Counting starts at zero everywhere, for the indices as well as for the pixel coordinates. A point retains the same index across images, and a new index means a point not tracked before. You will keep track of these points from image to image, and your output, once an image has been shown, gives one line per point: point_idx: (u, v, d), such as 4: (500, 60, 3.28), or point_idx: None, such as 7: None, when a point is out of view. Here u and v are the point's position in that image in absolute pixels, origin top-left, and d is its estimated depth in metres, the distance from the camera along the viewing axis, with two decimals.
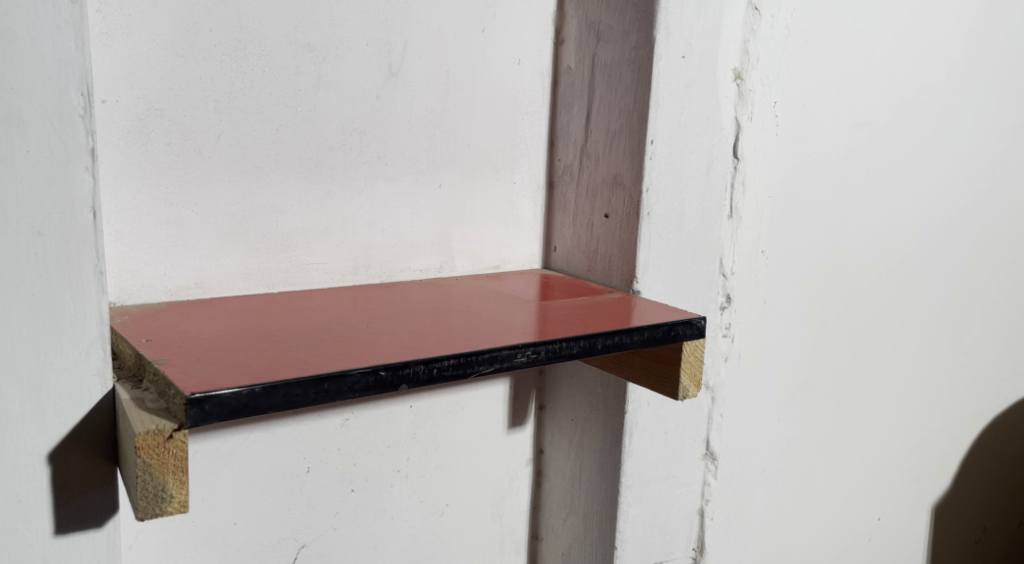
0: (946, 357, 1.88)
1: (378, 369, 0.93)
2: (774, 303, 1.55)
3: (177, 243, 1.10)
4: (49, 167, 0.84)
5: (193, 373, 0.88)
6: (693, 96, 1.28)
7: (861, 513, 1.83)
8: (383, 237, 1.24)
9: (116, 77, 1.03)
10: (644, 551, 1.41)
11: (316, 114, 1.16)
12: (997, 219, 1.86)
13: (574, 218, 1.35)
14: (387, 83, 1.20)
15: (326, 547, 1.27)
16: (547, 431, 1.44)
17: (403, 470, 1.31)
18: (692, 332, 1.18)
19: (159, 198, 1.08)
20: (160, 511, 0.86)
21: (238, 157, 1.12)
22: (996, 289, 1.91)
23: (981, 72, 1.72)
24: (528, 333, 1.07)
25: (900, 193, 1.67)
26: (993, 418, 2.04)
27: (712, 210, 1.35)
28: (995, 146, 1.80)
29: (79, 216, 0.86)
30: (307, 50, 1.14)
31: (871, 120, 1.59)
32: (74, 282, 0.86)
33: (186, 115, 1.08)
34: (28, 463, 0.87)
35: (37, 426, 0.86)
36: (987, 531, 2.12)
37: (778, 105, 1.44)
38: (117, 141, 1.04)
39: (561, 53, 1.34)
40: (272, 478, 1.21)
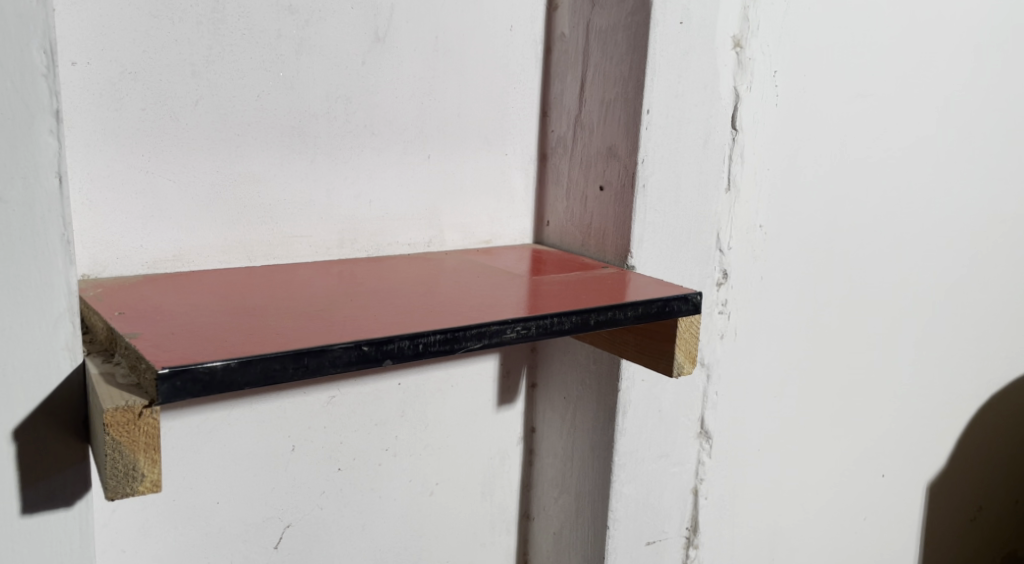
0: (945, 334, 1.85)
1: (361, 344, 0.89)
2: (771, 278, 1.52)
3: (154, 212, 1.06)
4: (11, 129, 0.80)
5: (166, 347, 0.84)
6: (691, 64, 1.24)
7: (856, 492, 1.81)
8: (370, 209, 1.20)
9: (88, 38, 0.99)
10: (637, 531, 1.38)
11: (299, 80, 1.11)
12: (1000, 194, 1.82)
13: (568, 190, 1.31)
14: (373, 49, 1.16)
15: (312, 527, 1.24)
16: (540, 409, 1.41)
17: (390, 449, 1.28)
18: (688, 308, 1.15)
19: (135, 166, 1.04)
20: (131, 490, 0.82)
21: (216, 124, 1.07)
22: (997, 265, 1.88)
23: (985, 43, 1.68)
24: (519, 308, 1.03)
25: (901, 167, 1.64)
26: (991, 397, 2.01)
27: (710, 182, 1.31)
28: (998, 117, 1.76)
29: (44, 182, 0.82)
30: (289, 12, 1.09)
31: (872, 92, 1.55)
32: (40, 251, 0.82)
33: (161, 79, 1.03)
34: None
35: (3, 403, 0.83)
36: (983, 509, 2.09)
37: (778, 75, 1.40)
38: (88, 107, 1.00)
39: (554, 19, 1.29)
40: (256, 456, 1.17)
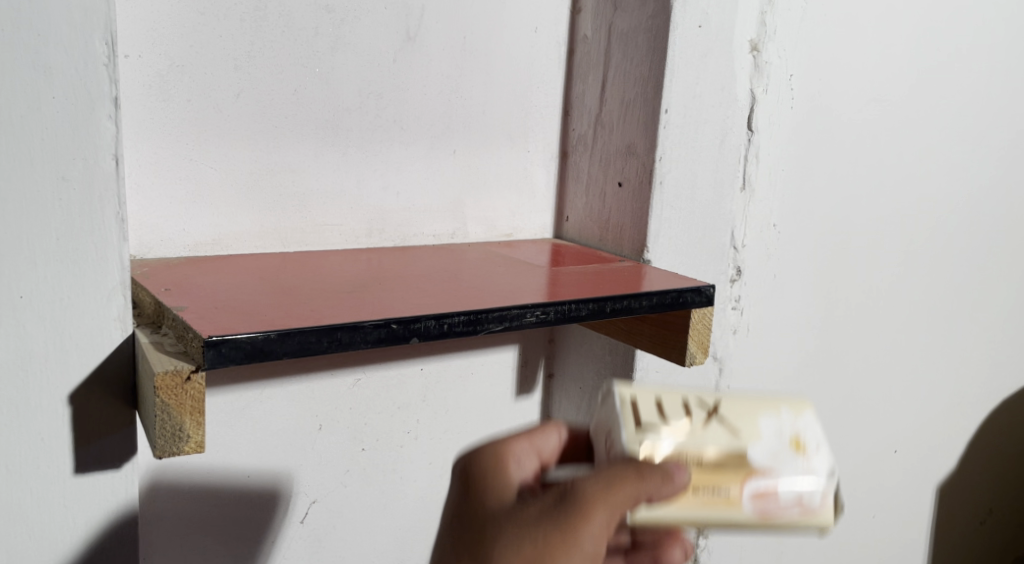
0: (955, 338, 1.89)
1: (390, 322, 0.95)
2: (783, 277, 1.56)
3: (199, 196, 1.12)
4: (73, 114, 0.87)
5: (211, 318, 0.90)
6: (708, 66, 1.29)
7: (865, 489, 1.85)
8: (397, 201, 1.26)
9: (139, 33, 1.05)
10: None
11: (333, 76, 1.17)
12: (1011, 200, 1.86)
13: (587, 187, 1.36)
14: (404, 48, 1.22)
15: (336, 504, 1.29)
16: (556, 398, 1.46)
17: (413, 431, 1.34)
18: (701, 299, 1.20)
19: (180, 153, 1.10)
20: (177, 450, 0.89)
21: (256, 116, 1.14)
22: (1008, 270, 1.92)
23: (999, 50, 1.72)
24: (539, 295, 1.09)
25: (912, 171, 1.68)
26: (1001, 402, 2.04)
27: (725, 181, 1.36)
28: (1010, 123, 1.80)
29: (102, 163, 0.89)
30: (326, 11, 1.15)
31: (886, 98, 1.59)
32: (97, 227, 0.90)
33: (206, 73, 1.09)
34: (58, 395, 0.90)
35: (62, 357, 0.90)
36: (992, 513, 2.13)
37: (793, 79, 1.45)
38: (138, 97, 1.06)
39: (578, 22, 1.35)
40: (285, 434, 1.23)
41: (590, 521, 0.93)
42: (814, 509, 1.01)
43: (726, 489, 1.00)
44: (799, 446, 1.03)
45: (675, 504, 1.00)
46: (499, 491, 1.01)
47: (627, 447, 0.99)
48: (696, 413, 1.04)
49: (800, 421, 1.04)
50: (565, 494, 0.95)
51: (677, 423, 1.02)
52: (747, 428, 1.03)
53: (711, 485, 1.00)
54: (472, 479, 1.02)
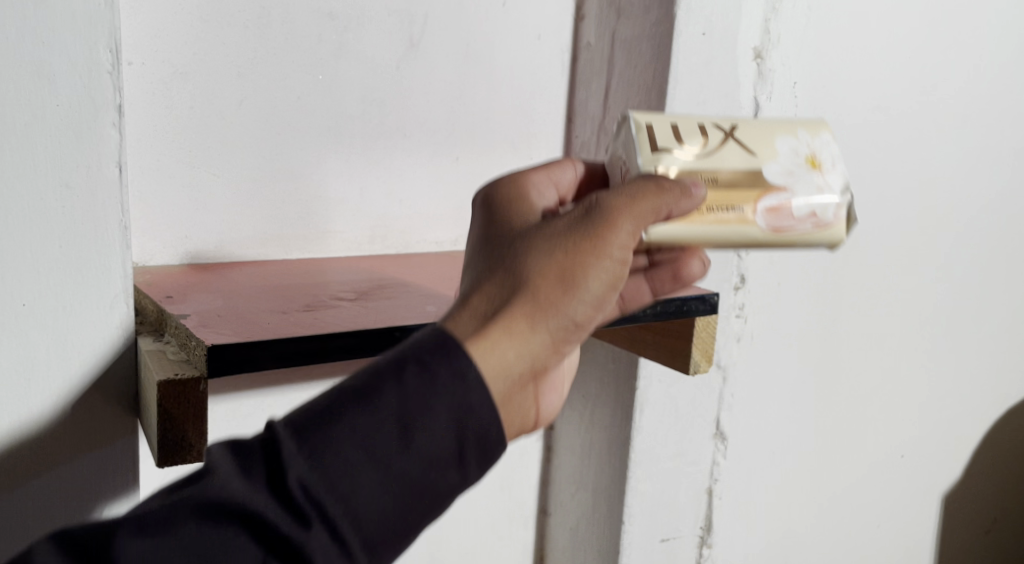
0: (959, 346, 1.88)
1: (393, 330, 0.95)
2: (787, 285, 1.56)
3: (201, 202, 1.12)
4: (76, 121, 0.87)
5: (213, 326, 0.90)
6: (712, 73, 1.29)
7: (869, 498, 1.84)
8: (400, 208, 1.25)
9: (143, 40, 1.05)
10: (652, 528, 1.42)
11: (336, 83, 1.17)
12: (1015, 208, 1.86)
13: None
14: (408, 55, 1.21)
15: None
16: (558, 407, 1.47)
17: None
18: (706, 308, 1.19)
19: (182, 160, 1.10)
20: (180, 459, 0.89)
21: (259, 123, 1.13)
22: (1013, 278, 1.91)
23: (1003, 58, 1.72)
24: None
25: (916, 179, 1.68)
26: (1008, 411, 2.03)
27: None
28: (1014, 130, 1.79)
29: (105, 170, 0.89)
30: (329, 19, 1.15)
31: (890, 106, 1.59)
32: (100, 235, 0.90)
33: (209, 80, 1.09)
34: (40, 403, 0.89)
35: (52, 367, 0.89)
36: (997, 523, 2.12)
37: (798, 87, 1.44)
38: (141, 104, 1.06)
39: (581, 29, 1.35)
40: None
41: (616, 229, 0.83)
42: (825, 221, 0.94)
43: (739, 206, 0.92)
44: (814, 161, 0.95)
45: (686, 220, 0.91)
46: (525, 214, 0.88)
47: (642, 171, 0.90)
48: (713, 133, 0.94)
49: (817, 140, 0.96)
50: (591, 207, 0.84)
51: (687, 146, 0.92)
52: (760, 145, 0.94)
53: (726, 203, 0.92)
54: (496, 204, 0.89)
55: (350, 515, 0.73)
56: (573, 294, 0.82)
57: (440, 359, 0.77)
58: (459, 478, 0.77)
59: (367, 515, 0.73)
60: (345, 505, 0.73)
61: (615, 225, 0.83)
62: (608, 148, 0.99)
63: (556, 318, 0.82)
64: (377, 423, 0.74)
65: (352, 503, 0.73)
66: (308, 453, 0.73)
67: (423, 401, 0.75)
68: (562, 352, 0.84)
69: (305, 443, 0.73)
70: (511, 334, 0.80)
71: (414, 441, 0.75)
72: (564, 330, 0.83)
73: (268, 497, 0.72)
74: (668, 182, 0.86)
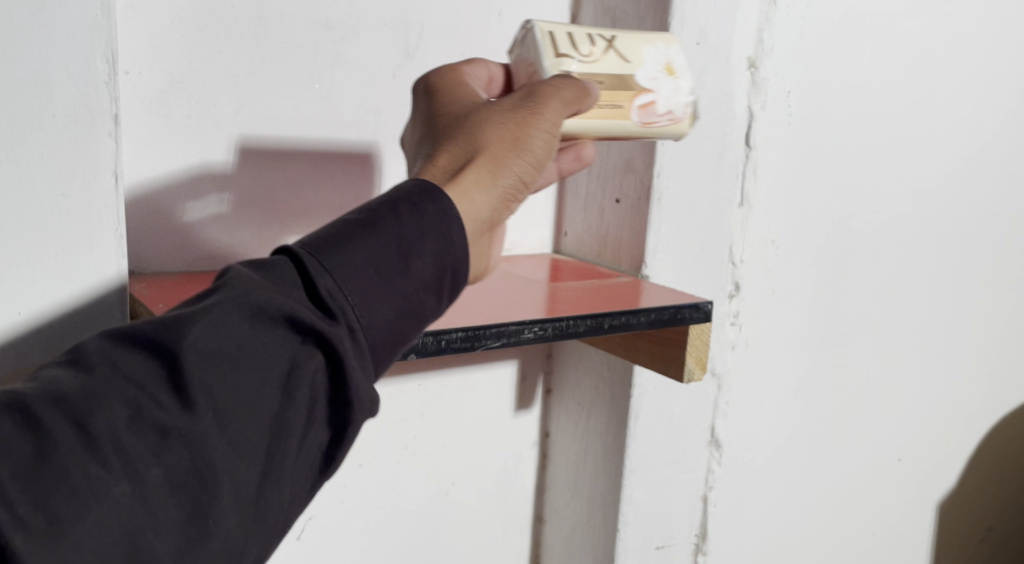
0: (954, 354, 1.89)
1: None
2: (782, 293, 1.56)
3: (197, 187, 1.11)
4: (73, 131, 0.89)
5: None
6: (706, 83, 1.29)
7: (864, 506, 1.85)
8: None
9: (140, 50, 1.06)
10: (646, 535, 1.42)
11: (333, 92, 1.18)
12: (1009, 217, 1.87)
13: (586, 204, 1.37)
14: (404, 64, 1.22)
15: (333, 521, 1.30)
16: (554, 414, 1.47)
17: (410, 446, 1.34)
18: (699, 316, 1.20)
19: (179, 168, 1.10)
20: None
21: (255, 132, 1.14)
22: (1008, 286, 1.92)
23: (997, 67, 1.72)
24: (537, 311, 1.09)
25: (910, 188, 1.68)
26: (1003, 419, 2.04)
27: (724, 197, 1.37)
28: (1008, 139, 1.80)
29: (101, 179, 0.91)
30: (326, 28, 1.16)
31: (884, 115, 1.60)
32: (96, 243, 0.92)
33: (206, 89, 1.10)
34: (10, 327, 0.90)
35: (32, 313, 0.91)
36: (992, 530, 2.13)
37: (792, 96, 1.45)
38: (137, 113, 1.07)
39: None
40: None
41: (551, 104, 0.95)
42: (679, 117, 1.08)
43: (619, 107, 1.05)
44: (671, 69, 1.07)
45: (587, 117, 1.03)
46: (466, 97, 0.99)
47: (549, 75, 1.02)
48: (597, 40, 1.06)
49: (672, 48, 1.08)
50: (527, 89, 0.97)
51: (578, 51, 1.04)
52: (631, 53, 1.06)
53: (610, 101, 1.05)
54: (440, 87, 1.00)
55: (363, 319, 0.81)
56: (521, 155, 0.95)
57: (426, 199, 0.86)
58: (437, 305, 0.86)
59: (377, 321, 0.82)
60: (358, 314, 0.81)
61: (554, 102, 0.96)
62: (511, 49, 1.09)
63: (510, 174, 0.95)
64: (381, 245, 0.83)
65: (365, 309, 0.81)
66: (327, 268, 0.81)
67: (419, 233, 0.85)
68: (512, 206, 0.96)
69: (323, 259, 0.81)
70: (473, 187, 0.92)
71: (411, 265, 0.84)
72: (514, 187, 0.95)
73: (292, 294, 0.80)
74: (575, 77, 0.99)
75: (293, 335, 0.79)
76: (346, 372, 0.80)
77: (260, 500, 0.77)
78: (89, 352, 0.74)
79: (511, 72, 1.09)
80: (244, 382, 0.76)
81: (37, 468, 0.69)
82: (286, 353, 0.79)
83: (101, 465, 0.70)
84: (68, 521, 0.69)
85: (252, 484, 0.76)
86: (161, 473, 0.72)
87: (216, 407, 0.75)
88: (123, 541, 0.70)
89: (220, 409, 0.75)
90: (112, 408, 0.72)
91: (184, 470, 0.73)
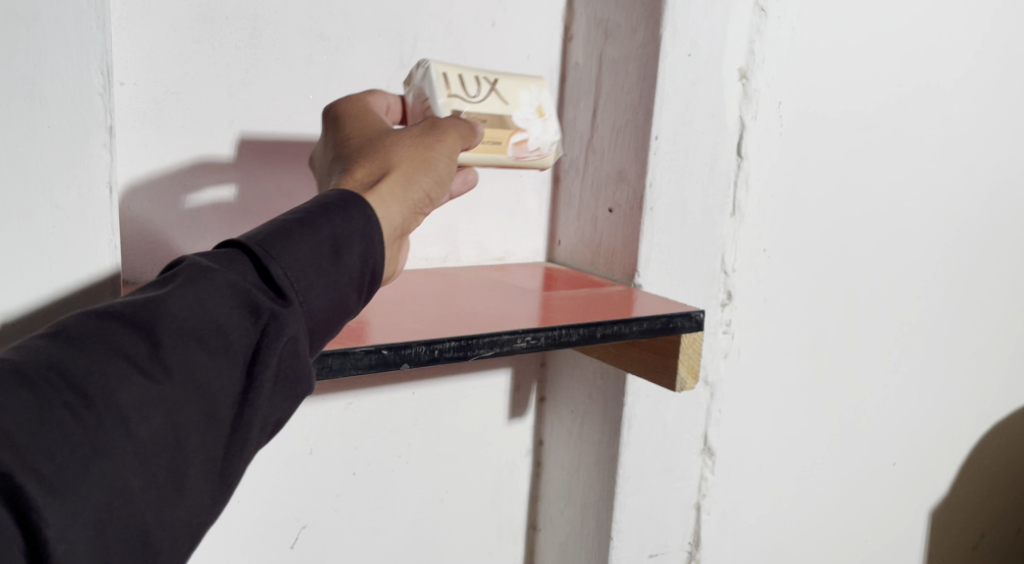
0: (946, 362, 1.89)
1: (380, 348, 0.98)
2: (774, 301, 1.57)
3: (195, 174, 1.12)
4: (67, 142, 0.90)
5: None
6: (698, 94, 1.30)
7: (856, 513, 1.85)
8: None
9: (135, 60, 1.06)
10: (640, 543, 1.42)
11: (328, 102, 1.18)
12: (1000, 226, 1.88)
13: (580, 212, 1.38)
14: (398, 75, 1.23)
15: (326, 529, 1.30)
16: (547, 421, 1.47)
17: (404, 455, 1.34)
18: (691, 324, 1.21)
19: (173, 178, 1.11)
20: None
21: (250, 142, 1.14)
22: (998, 295, 1.93)
23: (987, 77, 1.74)
24: (530, 319, 1.10)
25: (901, 197, 1.69)
26: (994, 426, 2.05)
27: (716, 207, 1.37)
28: (999, 148, 1.81)
29: (95, 190, 0.92)
30: (320, 39, 1.16)
31: (875, 124, 1.61)
32: (90, 254, 0.93)
33: (200, 99, 1.10)
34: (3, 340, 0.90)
35: (35, 297, 0.91)
36: (984, 537, 2.13)
37: (783, 106, 1.46)
38: (132, 123, 1.07)
39: (569, 49, 1.37)
40: (277, 458, 1.24)
41: (457, 129, 1.00)
42: (546, 153, 1.14)
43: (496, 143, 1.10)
44: (543, 111, 1.13)
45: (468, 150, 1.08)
46: (369, 124, 1.01)
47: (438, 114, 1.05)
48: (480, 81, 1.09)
49: (544, 93, 1.13)
50: (429, 119, 1.02)
51: (465, 91, 1.07)
52: (510, 94, 1.10)
53: (490, 138, 1.09)
54: (344, 116, 1.02)
55: (305, 305, 0.87)
56: (427, 172, 0.98)
57: (354, 201, 0.91)
58: (360, 299, 0.91)
59: (318, 307, 0.87)
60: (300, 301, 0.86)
61: (452, 134, 1.00)
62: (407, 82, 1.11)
63: (420, 189, 0.97)
64: (320, 237, 0.88)
65: (307, 293, 0.87)
66: (272, 258, 0.86)
67: (353, 229, 0.90)
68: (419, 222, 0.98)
69: (268, 250, 0.86)
70: (392, 194, 0.95)
71: (345, 258, 0.89)
72: (423, 201, 0.98)
73: (245, 276, 0.85)
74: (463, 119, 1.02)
75: (249, 315, 0.84)
76: (294, 351, 0.86)
77: (226, 463, 0.82)
78: (70, 328, 0.79)
79: (403, 103, 1.11)
80: (208, 354, 0.82)
81: (29, 430, 0.74)
82: (245, 330, 0.84)
83: (85, 429, 0.76)
84: (65, 474, 0.74)
85: (218, 451, 0.82)
86: (149, 430, 0.78)
87: (183, 376, 0.80)
88: (112, 494, 0.76)
89: (190, 378, 0.80)
90: (102, 372, 0.77)
91: (159, 434, 0.78)
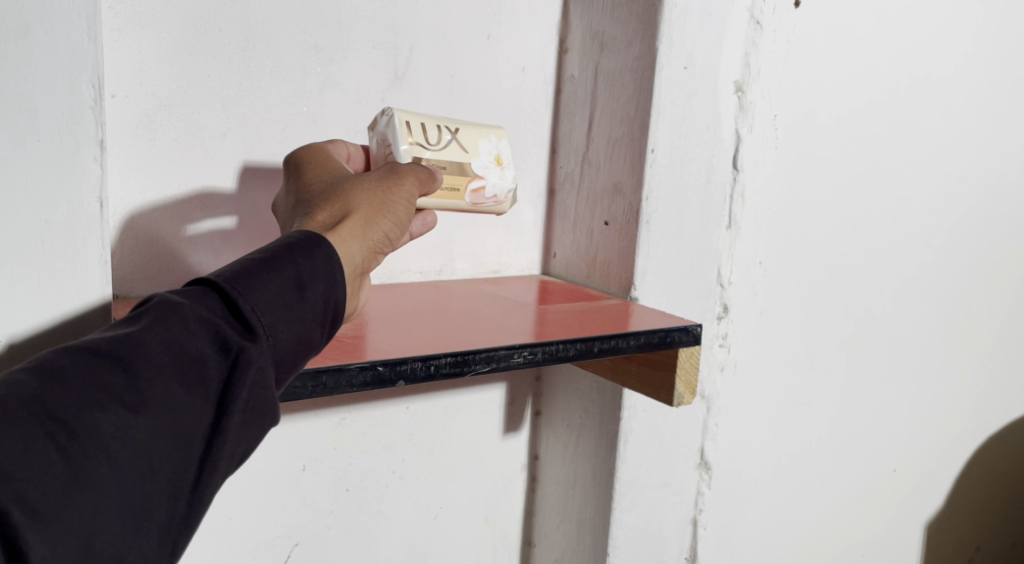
0: (942, 374, 1.89)
1: (376, 365, 0.97)
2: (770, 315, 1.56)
3: (194, 200, 1.11)
4: (58, 156, 0.89)
5: None
6: (694, 106, 1.30)
7: (852, 527, 1.84)
8: None
9: (127, 72, 1.05)
10: (635, 559, 1.41)
11: (322, 115, 1.17)
12: (995, 238, 1.87)
13: (575, 225, 1.37)
14: (393, 87, 1.22)
15: (319, 546, 1.28)
16: (543, 436, 1.46)
17: (398, 471, 1.33)
18: (688, 339, 1.20)
19: (165, 192, 1.09)
20: None
21: (243, 156, 1.13)
22: (993, 307, 1.92)
23: (982, 89, 1.73)
24: (525, 334, 1.09)
25: (897, 209, 1.69)
26: (990, 439, 2.04)
27: (712, 219, 1.37)
28: (994, 161, 1.80)
29: (85, 205, 0.91)
30: (315, 51, 1.15)
31: (870, 136, 1.60)
32: (80, 270, 0.92)
33: (193, 112, 1.09)
34: None
35: (23, 316, 0.90)
36: (980, 551, 2.12)
37: (778, 118, 1.45)
38: (124, 135, 1.06)
39: (565, 62, 1.36)
40: (269, 474, 1.22)
41: (415, 172, 1.01)
42: (502, 200, 1.16)
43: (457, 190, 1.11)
44: (501, 159, 1.14)
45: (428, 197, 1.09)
46: (329, 168, 1.01)
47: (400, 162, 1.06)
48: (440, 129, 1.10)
49: (502, 141, 1.14)
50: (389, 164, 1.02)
51: (427, 139, 1.08)
52: (470, 143, 1.12)
53: (449, 185, 1.10)
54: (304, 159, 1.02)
55: (272, 340, 0.86)
56: (386, 215, 0.97)
57: (315, 241, 0.91)
58: (326, 335, 0.91)
59: (286, 343, 0.87)
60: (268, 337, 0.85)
61: (410, 177, 1.00)
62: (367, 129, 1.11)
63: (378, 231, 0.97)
64: (288, 273, 0.88)
65: (274, 329, 0.86)
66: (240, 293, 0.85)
67: (317, 265, 0.90)
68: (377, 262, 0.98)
69: (235, 286, 0.85)
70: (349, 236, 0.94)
71: (311, 294, 0.88)
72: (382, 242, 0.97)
73: (215, 311, 0.84)
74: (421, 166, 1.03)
75: (220, 350, 0.83)
76: (264, 385, 0.85)
77: (197, 496, 0.81)
78: (48, 359, 0.78)
79: (367, 151, 1.12)
80: (182, 388, 0.80)
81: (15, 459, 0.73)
82: (217, 365, 0.83)
83: (64, 460, 0.75)
84: (45, 505, 0.74)
85: (188, 487, 0.81)
86: (126, 463, 0.77)
87: (160, 409, 0.79)
88: (88, 525, 0.75)
89: (165, 412, 0.79)
90: (81, 405, 0.76)
91: (136, 466, 0.77)
